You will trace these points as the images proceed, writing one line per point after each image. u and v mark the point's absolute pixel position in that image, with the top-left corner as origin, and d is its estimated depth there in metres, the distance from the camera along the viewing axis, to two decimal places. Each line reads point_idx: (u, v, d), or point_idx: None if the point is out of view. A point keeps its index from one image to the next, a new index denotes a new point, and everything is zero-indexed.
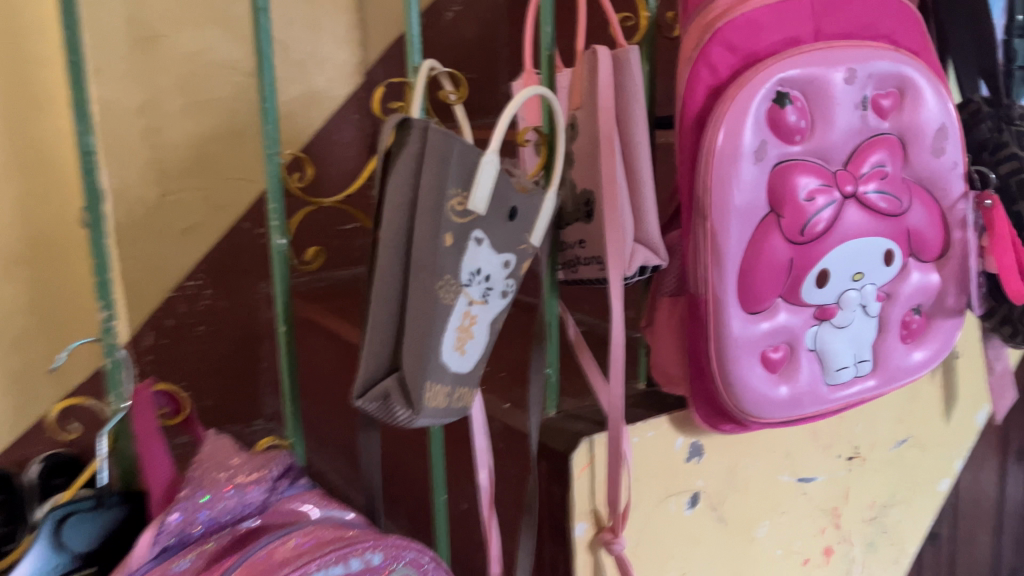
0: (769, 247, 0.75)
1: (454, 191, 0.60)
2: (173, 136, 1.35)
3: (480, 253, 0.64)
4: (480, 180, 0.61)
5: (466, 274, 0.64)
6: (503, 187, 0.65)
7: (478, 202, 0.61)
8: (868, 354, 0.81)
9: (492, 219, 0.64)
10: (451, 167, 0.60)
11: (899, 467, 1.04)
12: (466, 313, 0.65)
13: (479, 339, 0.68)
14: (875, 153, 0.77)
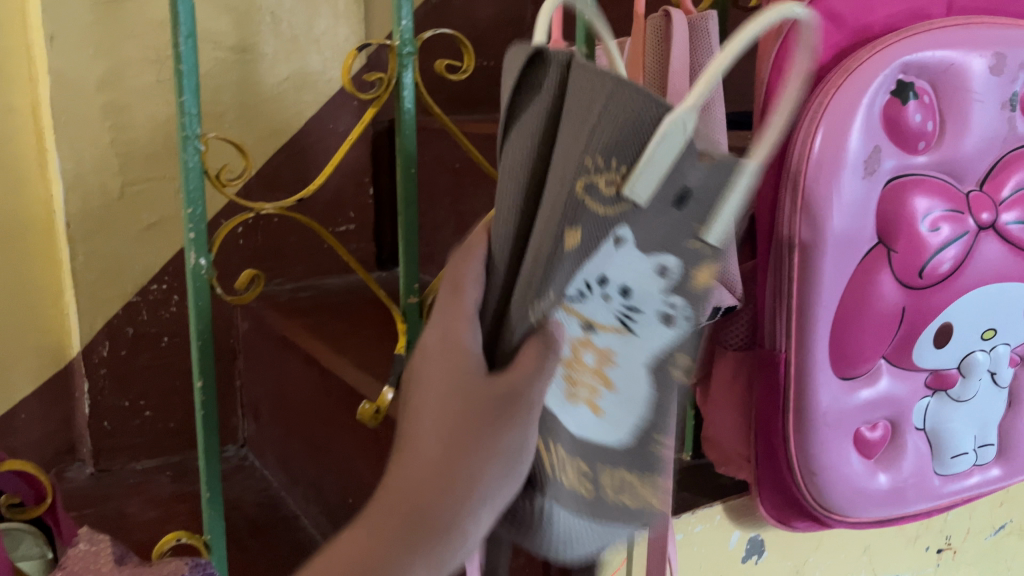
0: (878, 292, 0.55)
1: (595, 158, 0.36)
2: (140, 118, 1.10)
3: (640, 274, 0.37)
4: (652, 153, 0.34)
5: (580, 291, 0.38)
6: (694, 164, 0.35)
7: (641, 189, 0.35)
8: (993, 437, 0.63)
9: (676, 230, 0.36)
10: (601, 124, 0.36)
11: (994, 558, 0.84)
12: (594, 374, 0.40)
13: (621, 427, 0.41)
14: (1019, 170, 0.58)
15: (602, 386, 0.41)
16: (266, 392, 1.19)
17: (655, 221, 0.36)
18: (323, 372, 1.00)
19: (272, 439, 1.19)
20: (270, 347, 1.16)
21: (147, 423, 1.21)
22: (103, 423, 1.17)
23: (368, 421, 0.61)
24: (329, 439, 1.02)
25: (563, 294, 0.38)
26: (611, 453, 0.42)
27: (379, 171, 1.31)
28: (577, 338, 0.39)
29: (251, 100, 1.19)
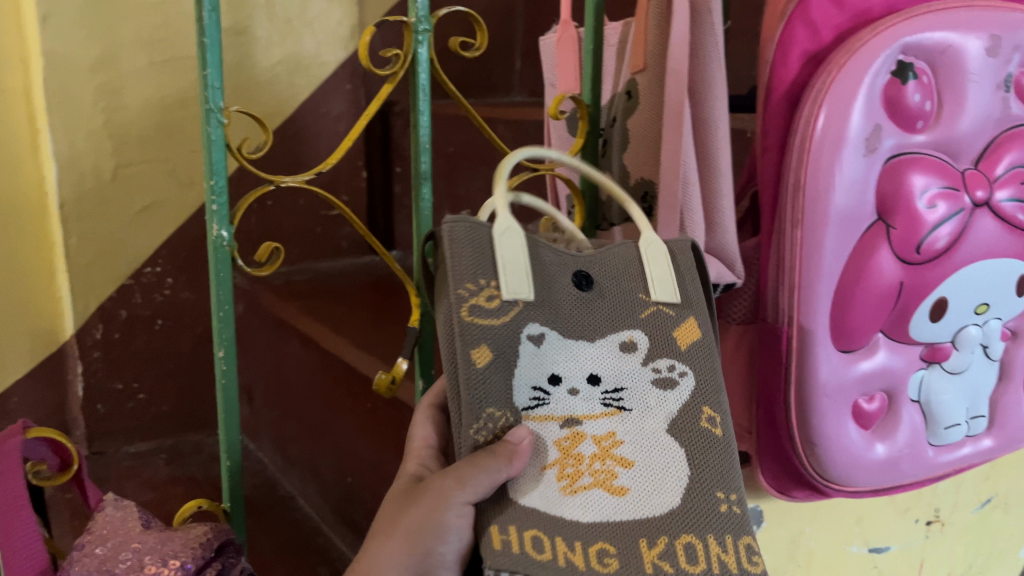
0: (877, 267, 0.56)
1: (468, 286, 0.48)
2: (133, 99, 1.08)
3: (595, 353, 0.50)
4: (503, 259, 0.48)
5: (535, 400, 0.48)
6: (560, 271, 0.51)
7: (516, 287, 0.48)
8: (984, 408, 0.65)
9: (588, 322, 0.51)
10: (466, 258, 0.48)
11: (979, 531, 0.87)
12: (594, 458, 0.48)
13: (652, 491, 0.48)
14: (1013, 150, 0.59)
15: (614, 464, 0.48)
16: (261, 373, 1.19)
17: (561, 300, 0.50)
18: (323, 354, 1.01)
19: (270, 422, 1.19)
20: (267, 330, 1.16)
21: (140, 406, 1.20)
22: (97, 406, 1.15)
23: (383, 393, 0.57)
24: (328, 419, 1.02)
25: (533, 405, 0.48)
26: (644, 519, 0.47)
27: (372, 155, 1.30)
28: (564, 435, 0.48)
29: (247, 87, 1.17)
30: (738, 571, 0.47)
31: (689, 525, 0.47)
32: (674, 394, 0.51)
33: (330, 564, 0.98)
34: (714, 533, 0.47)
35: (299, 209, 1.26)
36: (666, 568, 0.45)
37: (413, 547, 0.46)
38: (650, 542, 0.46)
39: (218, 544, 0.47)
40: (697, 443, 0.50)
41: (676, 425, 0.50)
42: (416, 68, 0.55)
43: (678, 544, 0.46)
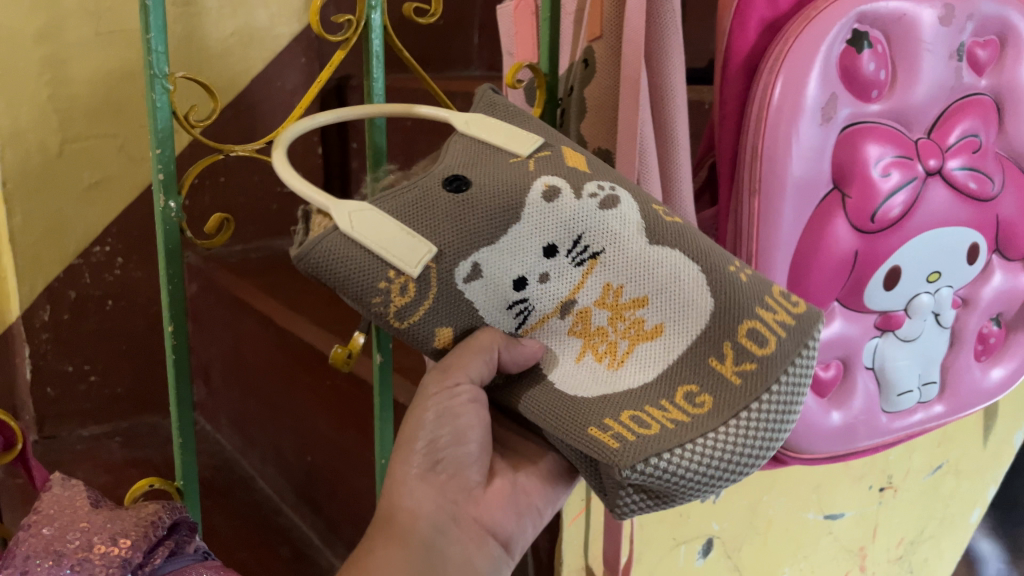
0: (831, 236, 0.57)
1: (378, 296, 0.43)
2: (79, 73, 1.03)
3: (533, 229, 0.45)
4: (375, 242, 0.43)
5: (521, 313, 0.46)
6: (426, 199, 0.45)
7: (410, 257, 0.43)
8: (935, 375, 0.66)
9: (499, 208, 0.45)
10: (348, 280, 0.43)
11: (931, 496, 0.89)
12: (610, 320, 0.46)
13: (681, 304, 0.44)
14: (966, 119, 0.60)
15: (632, 312, 0.45)
16: (219, 354, 1.17)
17: (450, 223, 0.44)
18: (280, 334, 0.99)
19: (227, 403, 1.17)
20: (222, 310, 1.14)
21: (93, 388, 1.17)
22: (47, 388, 1.12)
23: (339, 367, 0.55)
24: (288, 398, 1.01)
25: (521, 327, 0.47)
26: (696, 336, 0.44)
27: (329, 131, 1.28)
28: (573, 321, 0.46)
29: (198, 60, 1.12)
30: (796, 317, 0.44)
31: (741, 312, 0.43)
32: (620, 211, 0.45)
33: (291, 544, 0.97)
34: (763, 302, 0.43)
35: (253, 186, 1.23)
36: (749, 367, 0.42)
37: (433, 440, 0.49)
38: (720, 358, 0.43)
39: (169, 522, 0.46)
40: (675, 236, 0.45)
41: (655, 232, 0.45)
42: (370, 33, 0.54)
43: (743, 336, 0.43)
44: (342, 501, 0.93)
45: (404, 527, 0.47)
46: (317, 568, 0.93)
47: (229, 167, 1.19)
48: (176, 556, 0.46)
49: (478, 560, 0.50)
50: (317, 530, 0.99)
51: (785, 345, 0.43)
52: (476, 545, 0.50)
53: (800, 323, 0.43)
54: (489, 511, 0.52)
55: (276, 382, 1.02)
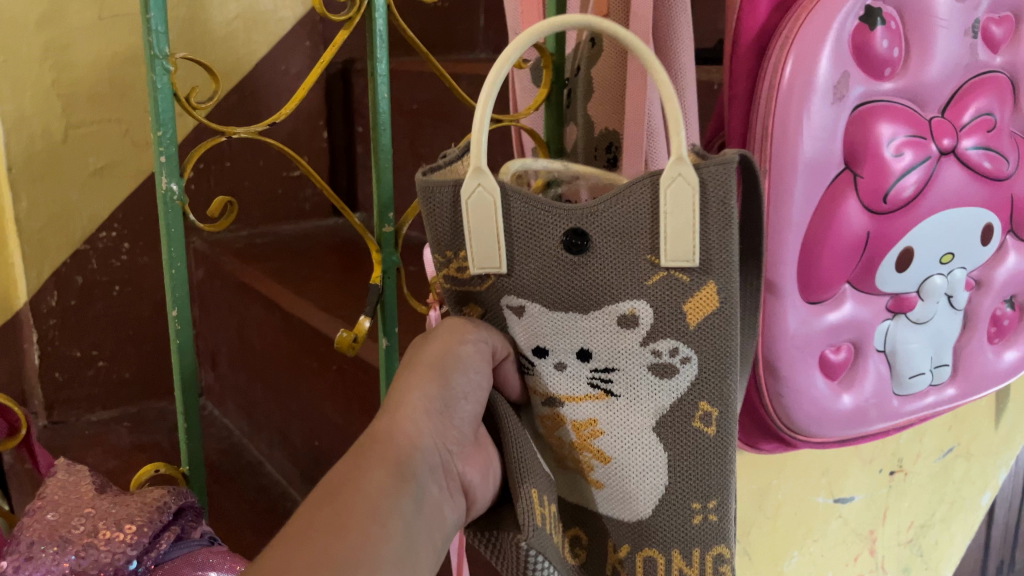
0: (843, 217, 0.56)
1: (445, 252, 0.47)
2: (83, 57, 1.02)
3: (584, 332, 0.48)
4: (469, 227, 0.45)
5: (522, 364, 0.50)
6: (542, 233, 0.46)
7: (484, 260, 0.46)
8: (948, 357, 0.65)
9: (579, 291, 0.46)
10: (441, 225, 0.46)
11: (941, 480, 0.88)
12: (574, 445, 0.50)
13: (631, 484, 0.50)
14: (981, 97, 0.59)
15: (592, 454, 0.50)
16: (225, 339, 1.17)
17: (534, 267, 0.47)
18: (285, 319, 0.99)
19: (235, 388, 1.17)
20: (228, 295, 1.14)
21: (101, 373, 1.15)
22: (55, 374, 1.11)
23: (344, 351, 0.54)
24: (294, 382, 1.01)
25: (522, 373, 0.50)
26: (617, 516, 0.51)
27: (334, 116, 1.27)
28: (547, 414, 0.50)
29: (201, 44, 1.11)
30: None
31: (656, 540, 0.50)
32: (668, 381, 0.47)
33: None
34: (689, 553, 0.49)
35: (258, 170, 1.23)
36: (624, 567, 0.51)
37: (446, 379, 0.44)
38: (617, 545, 0.51)
39: (174, 508, 0.46)
40: (682, 442, 0.48)
41: (667, 428, 0.48)
42: (374, 13, 0.53)
43: (641, 557, 0.51)
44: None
45: (399, 452, 0.40)
46: None
47: (233, 150, 1.19)
48: (182, 541, 0.46)
49: (449, 511, 0.42)
50: None
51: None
52: (450, 495, 0.43)
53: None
54: (472, 468, 0.45)
55: (283, 367, 1.02)
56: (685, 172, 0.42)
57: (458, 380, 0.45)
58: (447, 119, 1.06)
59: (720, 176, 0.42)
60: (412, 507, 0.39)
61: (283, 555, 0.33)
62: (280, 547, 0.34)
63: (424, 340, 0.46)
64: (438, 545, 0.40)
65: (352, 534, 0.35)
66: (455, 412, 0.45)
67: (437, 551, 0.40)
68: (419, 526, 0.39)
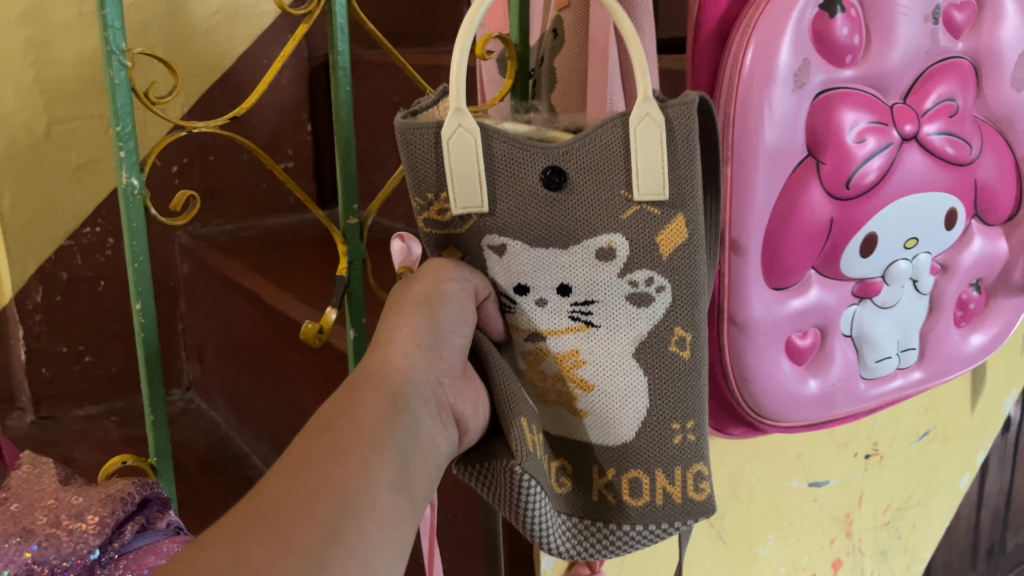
0: (806, 202, 0.56)
1: (422, 196, 0.47)
2: (64, 53, 1.02)
3: (566, 264, 0.48)
4: (451, 168, 0.46)
5: (503, 306, 0.50)
6: (523, 170, 0.47)
7: (466, 199, 0.46)
8: (915, 341, 0.66)
9: (560, 227, 0.48)
10: (416, 169, 0.46)
11: (918, 463, 0.89)
12: (557, 376, 0.50)
13: (615, 410, 0.50)
14: (943, 84, 0.60)
15: (576, 385, 0.50)
16: (211, 333, 1.17)
17: (516, 205, 0.47)
18: (268, 312, 1.00)
19: (222, 382, 1.17)
20: (213, 288, 1.14)
21: (88, 369, 1.14)
22: (42, 369, 1.10)
23: (310, 342, 0.55)
24: (279, 375, 1.01)
25: (503, 313, 0.50)
26: (599, 442, 0.51)
27: (318, 108, 1.27)
28: (529, 350, 0.50)
29: (182, 39, 1.11)
30: (684, 499, 0.51)
31: (638, 461, 0.51)
32: (645, 309, 0.49)
33: None
34: (666, 471, 0.51)
35: (242, 164, 1.23)
36: (609, 496, 0.51)
37: (434, 314, 0.44)
38: (601, 470, 0.51)
39: (138, 499, 0.47)
40: (661, 365, 0.50)
41: (646, 350, 0.50)
42: (333, 7, 0.53)
43: (626, 478, 0.51)
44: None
45: (393, 383, 0.40)
46: None
47: (216, 144, 1.19)
48: (147, 531, 0.47)
49: (442, 441, 0.42)
50: None
51: (652, 508, 0.51)
52: (444, 425, 0.43)
53: (684, 505, 0.51)
54: (464, 401, 0.45)
55: (268, 360, 1.03)
56: (652, 111, 0.46)
57: (444, 314, 0.44)
58: None
59: (683, 115, 0.46)
60: (405, 436, 0.39)
61: (279, 487, 0.34)
62: (276, 478, 0.34)
63: (406, 283, 0.46)
64: (434, 472, 0.40)
65: (347, 463, 0.35)
66: (444, 347, 0.45)
67: (429, 483, 0.40)
68: (413, 460, 0.39)
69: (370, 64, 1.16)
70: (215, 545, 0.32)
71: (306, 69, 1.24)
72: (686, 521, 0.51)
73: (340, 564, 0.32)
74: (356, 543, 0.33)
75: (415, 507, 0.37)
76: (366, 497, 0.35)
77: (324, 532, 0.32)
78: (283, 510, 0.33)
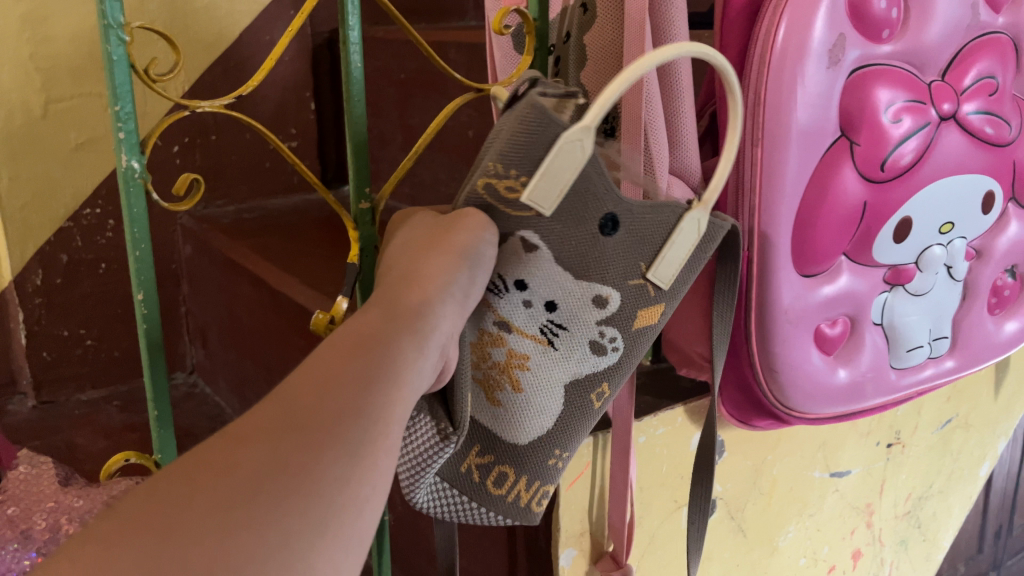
0: (839, 186, 0.54)
1: (498, 165, 0.43)
2: (60, 29, 0.99)
3: (569, 282, 0.47)
4: (548, 163, 0.42)
5: (494, 286, 0.47)
6: (586, 201, 0.45)
7: (540, 196, 0.43)
8: (946, 330, 0.64)
9: (579, 259, 0.47)
10: (512, 141, 0.43)
11: (939, 451, 0.87)
12: (500, 367, 0.49)
13: (518, 420, 0.50)
14: (982, 60, 0.57)
15: (508, 381, 0.49)
16: (215, 315, 1.15)
17: (558, 226, 0.45)
18: (272, 295, 0.97)
19: (226, 366, 1.15)
20: (215, 270, 1.12)
21: (90, 352, 1.12)
22: (43, 353, 1.08)
23: (319, 333, 0.53)
24: (283, 359, 0.99)
25: (488, 292, 0.47)
26: (492, 426, 0.50)
27: (322, 88, 1.24)
28: (489, 333, 0.48)
29: (182, 15, 1.08)
30: (525, 506, 0.51)
31: (513, 456, 0.50)
32: (596, 359, 0.50)
33: None
34: (531, 480, 0.51)
35: (244, 143, 1.20)
36: (478, 471, 0.50)
37: (473, 268, 0.41)
38: (478, 448, 0.50)
39: None
40: (578, 409, 0.51)
41: (577, 389, 0.50)
42: None
43: (496, 467, 0.50)
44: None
45: (425, 317, 0.37)
46: None
47: (218, 123, 1.16)
48: None
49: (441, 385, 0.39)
50: None
51: (503, 501, 0.51)
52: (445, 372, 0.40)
53: (525, 509, 0.51)
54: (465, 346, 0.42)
55: (272, 343, 1.01)
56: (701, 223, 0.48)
57: (478, 263, 0.42)
58: (436, 90, 1.03)
59: (709, 235, 0.50)
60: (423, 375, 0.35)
61: (306, 401, 0.30)
62: (302, 390, 0.31)
63: (447, 222, 0.43)
64: None
65: (374, 392, 0.32)
66: (474, 288, 0.41)
67: None
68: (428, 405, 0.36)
69: (377, 40, 1.13)
70: (235, 443, 0.29)
71: (309, 46, 1.21)
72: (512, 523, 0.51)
73: (352, 492, 0.29)
74: (370, 470, 0.30)
75: None
76: (385, 429, 0.32)
77: (345, 453, 0.30)
78: (312, 426, 0.30)
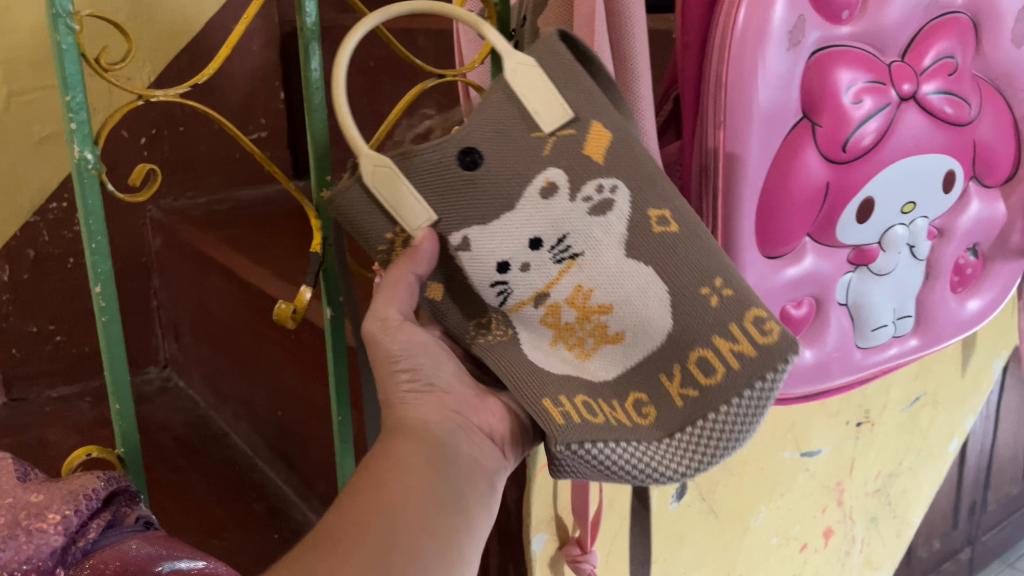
0: (802, 167, 0.54)
1: (381, 245, 0.49)
2: (22, 21, 0.97)
3: (525, 216, 0.47)
4: (388, 201, 0.47)
5: (502, 292, 0.49)
6: (441, 167, 0.47)
7: (415, 218, 0.47)
8: (911, 309, 0.64)
9: (501, 188, 0.47)
10: (361, 228, 0.48)
11: (908, 429, 0.88)
12: (580, 317, 0.48)
13: (641, 322, 0.47)
14: (941, 41, 0.57)
15: (598, 315, 0.48)
16: (186, 309, 1.14)
17: (455, 200, 0.47)
18: (243, 287, 0.97)
19: (199, 359, 1.14)
20: (186, 262, 1.11)
21: (60, 348, 1.10)
22: (12, 350, 1.06)
23: (283, 323, 0.52)
24: (255, 351, 0.99)
25: (503, 297, 0.49)
26: (654, 349, 0.47)
27: (291, 77, 1.22)
28: (544, 312, 0.49)
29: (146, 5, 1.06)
30: (758, 348, 0.45)
31: (692, 341, 0.46)
32: (608, 218, 0.47)
33: (266, 499, 0.97)
34: (720, 331, 0.45)
35: (213, 134, 1.19)
36: (690, 391, 0.46)
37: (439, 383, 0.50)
38: (665, 379, 0.47)
39: (104, 493, 0.45)
40: (657, 249, 0.46)
41: (633, 244, 0.47)
42: None
43: (692, 363, 0.46)
44: (314, 456, 0.91)
45: (422, 432, 0.47)
46: (294, 523, 0.92)
47: (186, 115, 1.15)
48: (114, 528, 0.45)
49: (481, 461, 0.49)
50: (292, 484, 0.98)
51: (733, 376, 0.45)
52: (475, 451, 0.49)
53: (759, 353, 0.44)
54: (484, 419, 0.51)
55: (244, 334, 1.00)
56: (524, 60, 0.48)
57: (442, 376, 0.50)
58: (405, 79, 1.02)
59: (549, 53, 0.49)
60: (447, 470, 0.47)
61: (349, 522, 0.41)
62: (345, 518, 0.42)
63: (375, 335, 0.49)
64: (471, 498, 0.48)
65: (399, 501, 0.43)
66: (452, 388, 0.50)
67: (471, 505, 0.47)
68: (458, 487, 0.47)
69: (345, 28, 1.11)
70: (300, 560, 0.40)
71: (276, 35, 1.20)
72: (775, 367, 0.44)
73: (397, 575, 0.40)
74: (412, 557, 0.42)
75: (461, 533, 0.45)
76: (417, 526, 0.43)
77: (385, 549, 0.41)
78: (354, 537, 0.41)
